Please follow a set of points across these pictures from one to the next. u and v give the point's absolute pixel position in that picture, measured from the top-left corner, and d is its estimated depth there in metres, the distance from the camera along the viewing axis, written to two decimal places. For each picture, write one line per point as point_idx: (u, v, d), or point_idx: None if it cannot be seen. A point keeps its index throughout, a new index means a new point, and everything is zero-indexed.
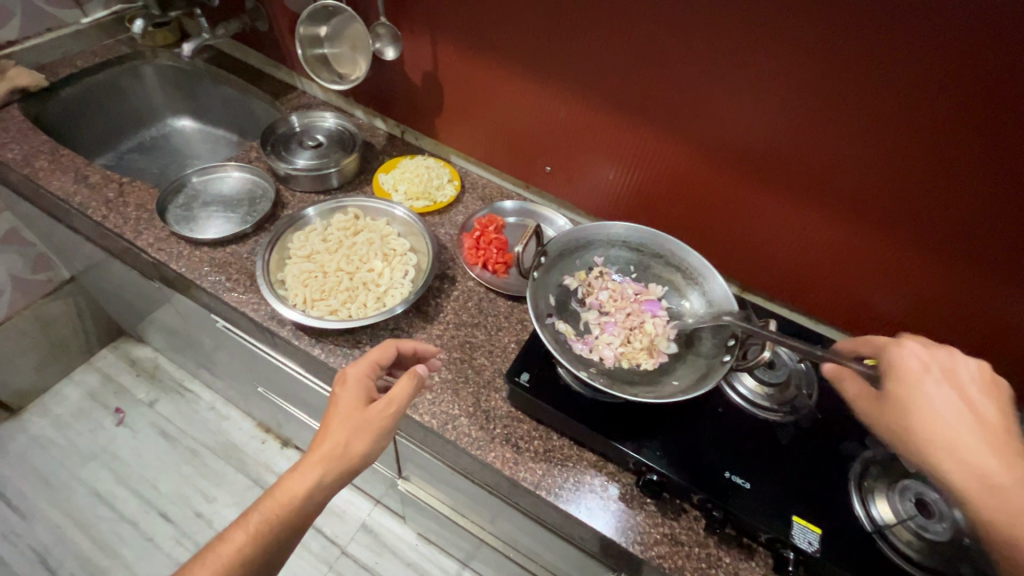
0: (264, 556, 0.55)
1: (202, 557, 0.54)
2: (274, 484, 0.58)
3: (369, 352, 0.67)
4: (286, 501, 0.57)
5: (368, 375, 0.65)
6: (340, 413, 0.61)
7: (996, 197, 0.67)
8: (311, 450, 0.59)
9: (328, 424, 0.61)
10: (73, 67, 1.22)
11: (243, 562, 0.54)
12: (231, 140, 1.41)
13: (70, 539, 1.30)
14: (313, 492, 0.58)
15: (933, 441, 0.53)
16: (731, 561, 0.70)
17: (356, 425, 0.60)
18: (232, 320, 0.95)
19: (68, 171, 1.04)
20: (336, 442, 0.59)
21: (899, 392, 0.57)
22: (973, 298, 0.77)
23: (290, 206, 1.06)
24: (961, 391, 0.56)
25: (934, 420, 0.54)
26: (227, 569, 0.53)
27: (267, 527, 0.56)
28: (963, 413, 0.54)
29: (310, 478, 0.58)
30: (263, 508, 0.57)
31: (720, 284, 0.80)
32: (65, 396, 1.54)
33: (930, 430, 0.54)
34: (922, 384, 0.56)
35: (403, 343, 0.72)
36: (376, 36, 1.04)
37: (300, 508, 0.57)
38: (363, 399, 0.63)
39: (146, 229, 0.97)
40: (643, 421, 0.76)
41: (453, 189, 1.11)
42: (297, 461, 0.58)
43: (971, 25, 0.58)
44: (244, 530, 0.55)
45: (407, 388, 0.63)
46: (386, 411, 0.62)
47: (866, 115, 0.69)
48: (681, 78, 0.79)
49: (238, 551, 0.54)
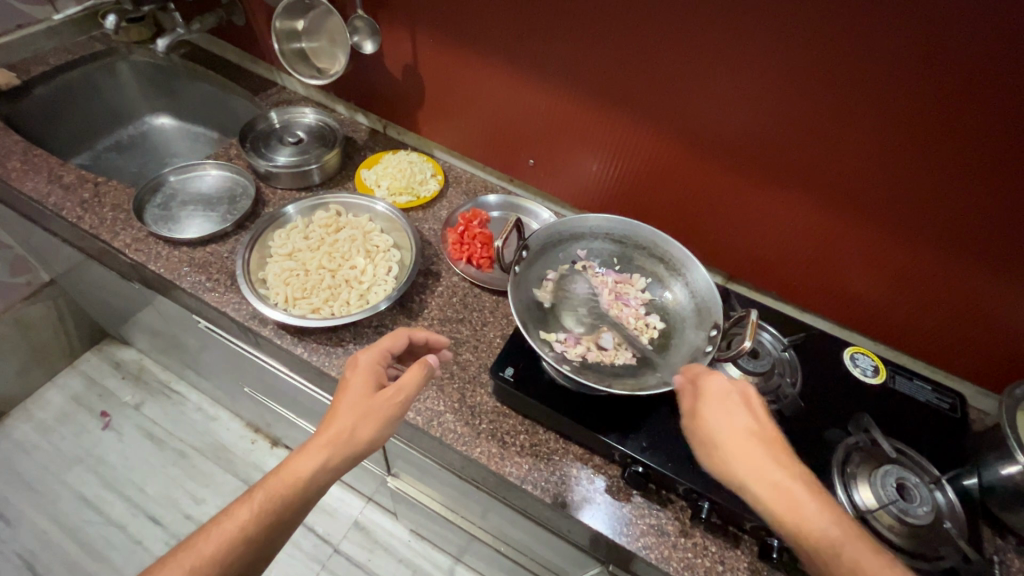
0: (267, 535, 0.55)
1: (208, 531, 0.55)
2: (280, 464, 0.58)
3: (380, 340, 0.67)
4: (291, 483, 0.56)
5: (379, 362, 0.65)
6: (349, 397, 0.61)
7: (977, 186, 0.67)
8: (318, 433, 0.59)
9: (336, 408, 0.61)
10: (45, 65, 1.19)
11: (245, 540, 0.54)
12: (211, 138, 1.39)
13: (58, 544, 1.29)
14: (317, 475, 0.57)
15: (734, 465, 0.56)
16: (717, 549, 0.70)
17: (364, 410, 0.60)
18: (214, 321, 0.94)
19: (42, 171, 1.02)
20: (343, 426, 0.59)
21: (701, 415, 0.60)
22: (952, 286, 0.78)
23: (272, 204, 1.04)
24: (749, 414, 0.60)
25: (724, 444, 0.57)
26: (231, 545, 0.54)
27: (270, 508, 0.55)
28: (753, 433, 0.58)
29: (316, 461, 0.57)
30: (268, 488, 0.56)
31: (702, 274, 0.80)
32: (48, 401, 1.52)
33: (728, 457, 0.56)
34: (717, 409, 0.60)
35: (415, 333, 0.72)
36: (354, 29, 1.02)
37: (305, 491, 0.57)
38: (373, 385, 0.63)
39: (123, 230, 0.95)
40: (628, 413, 0.76)
41: (437, 184, 1.10)
42: (305, 443, 0.58)
43: (954, 14, 0.58)
44: (249, 507, 0.55)
45: (417, 377, 0.63)
46: (394, 399, 0.61)
47: (850, 105, 0.69)
48: (666, 70, 0.78)
49: (241, 528, 0.54)
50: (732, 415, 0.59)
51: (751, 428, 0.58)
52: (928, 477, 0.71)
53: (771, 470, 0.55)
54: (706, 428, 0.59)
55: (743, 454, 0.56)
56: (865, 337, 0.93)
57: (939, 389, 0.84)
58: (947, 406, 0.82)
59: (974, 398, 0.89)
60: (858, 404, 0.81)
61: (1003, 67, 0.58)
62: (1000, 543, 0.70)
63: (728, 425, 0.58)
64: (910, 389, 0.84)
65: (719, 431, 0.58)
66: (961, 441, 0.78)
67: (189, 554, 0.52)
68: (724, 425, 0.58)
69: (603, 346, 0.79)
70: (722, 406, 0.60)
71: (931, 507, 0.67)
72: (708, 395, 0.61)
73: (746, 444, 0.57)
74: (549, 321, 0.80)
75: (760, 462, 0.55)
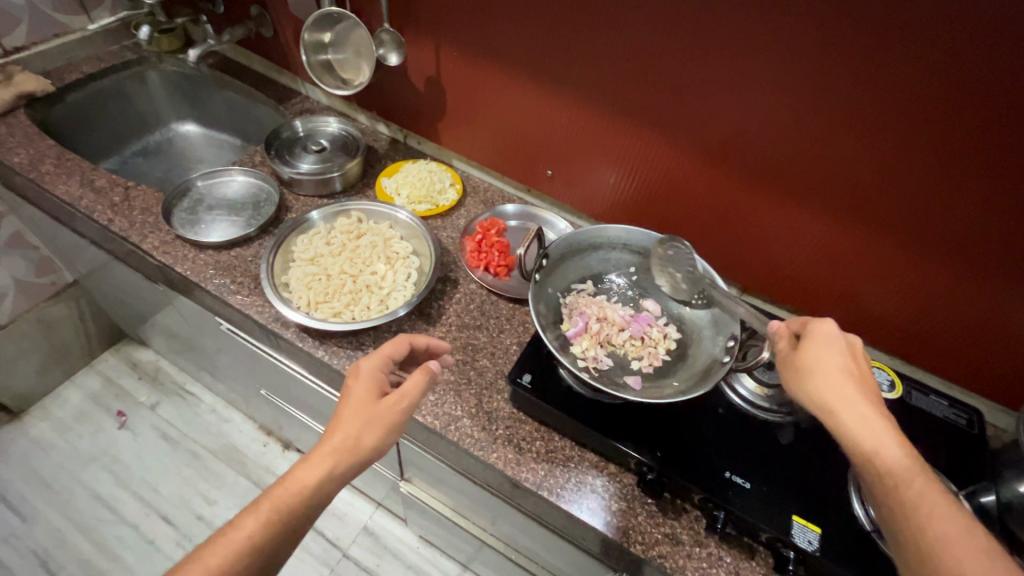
0: (274, 544, 0.56)
1: (213, 543, 0.55)
2: (284, 474, 0.59)
3: (382, 347, 0.68)
4: (298, 490, 0.57)
5: (380, 369, 0.66)
6: (351, 406, 0.62)
7: (994, 198, 0.68)
8: (322, 441, 0.60)
9: (339, 416, 0.62)
10: (78, 72, 1.23)
11: (254, 550, 0.55)
12: (235, 144, 1.42)
13: (71, 542, 1.30)
14: (323, 483, 0.58)
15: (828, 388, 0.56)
16: (732, 560, 0.70)
17: (367, 417, 0.61)
18: (236, 323, 0.96)
19: (75, 175, 1.05)
20: (347, 434, 0.60)
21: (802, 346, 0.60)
22: (967, 299, 0.78)
23: (294, 210, 1.07)
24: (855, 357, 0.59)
25: (825, 372, 0.57)
26: (239, 555, 0.54)
27: (277, 516, 0.56)
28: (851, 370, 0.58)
29: (321, 469, 0.58)
30: (274, 497, 0.57)
31: (719, 285, 0.81)
32: (66, 399, 1.54)
33: (827, 381, 0.56)
34: (826, 343, 0.60)
35: (416, 338, 0.73)
36: (380, 42, 1.05)
37: (310, 499, 0.58)
38: (375, 393, 0.64)
39: (151, 233, 0.98)
40: (644, 421, 0.76)
41: (455, 193, 1.12)
42: (310, 451, 0.59)
43: (976, 32, 0.59)
44: (254, 517, 0.56)
45: (419, 383, 0.64)
46: (398, 405, 0.62)
47: (870, 119, 0.70)
48: (688, 83, 0.80)
49: (248, 538, 0.55)
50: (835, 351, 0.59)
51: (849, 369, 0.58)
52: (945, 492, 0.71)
53: (860, 405, 0.55)
54: (805, 357, 0.59)
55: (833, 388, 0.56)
56: (879, 351, 0.93)
57: (955, 404, 0.85)
58: (964, 422, 0.82)
59: (991, 416, 0.88)
60: None
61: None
62: None
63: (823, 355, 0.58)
64: (925, 404, 0.84)
65: (816, 364, 0.58)
66: (978, 457, 0.78)
67: (196, 566, 0.53)
68: (822, 357, 0.58)
69: (625, 361, 0.80)
70: (823, 339, 0.60)
71: None
72: (816, 331, 0.61)
73: (837, 373, 0.57)
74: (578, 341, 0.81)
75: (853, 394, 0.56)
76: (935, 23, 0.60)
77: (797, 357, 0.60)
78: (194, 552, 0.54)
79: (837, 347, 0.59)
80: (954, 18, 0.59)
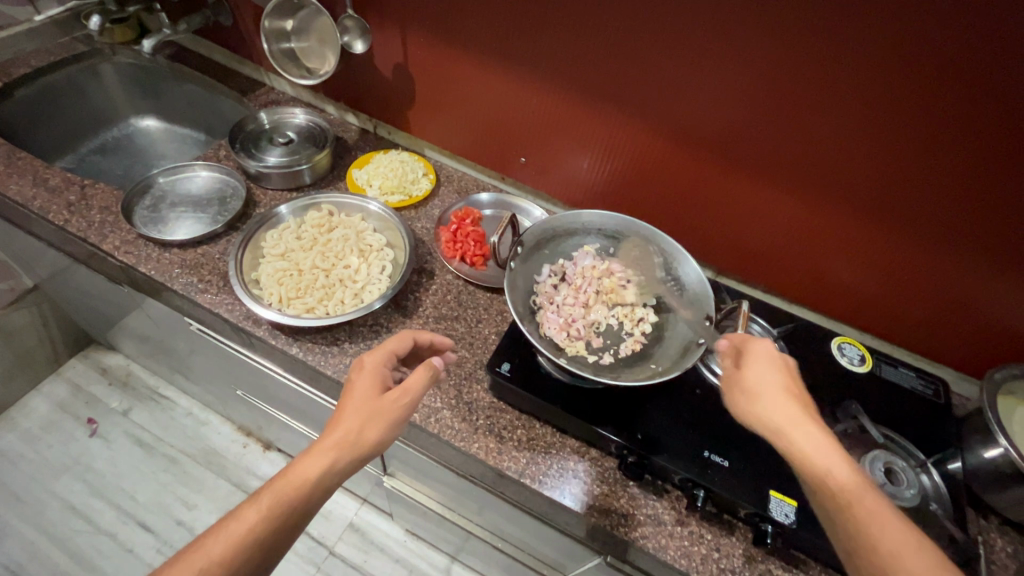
0: (276, 535, 0.55)
1: (215, 533, 0.54)
2: (288, 465, 0.57)
3: (386, 341, 0.67)
4: (300, 483, 0.56)
5: (383, 364, 0.65)
6: (355, 399, 0.61)
7: (957, 173, 0.69)
8: (325, 433, 0.59)
9: (343, 409, 0.61)
10: (26, 67, 1.17)
11: (255, 541, 0.54)
12: (198, 139, 1.38)
13: (45, 554, 1.26)
14: (325, 477, 0.57)
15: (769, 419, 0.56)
16: (713, 537, 0.71)
17: (371, 411, 0.60)
18: (206, 323, 0.94)
19: (27, 174, 1.00)
20: (350, 427, 0.59)
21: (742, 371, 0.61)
22: (933, 272, 0.80)
23: (262, 205, 1.04)
24: (789, 379, 0.60)
25: (764, 396, 0.58)
26: (240, 547, 0.53)
27: (279, 508, 0.55)
28: (789, 392, 0.58)
29: (323, 462, 0.57)
30: (276, 489, 0.56)
31: (694, 267, 0.82)
32: (33, 409, 1.49)
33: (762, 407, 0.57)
34: (763, 366, 0.60)
35: (420, 334, 0.72)
36: (345, 29, 1.02)
37: (312, 492, 0.56)
38: (379, 387, 0.63)
39: (111, 232, 0.94)
40: (624, 404, 0.77)
41: (428, 182, 1.10)
42: (313, 443, 0.58)
43: (949, 16, 0.59)
44: (256, 508, 0.55)
45: (423, 379, 0.63)
46: (401, 400, 0.61)
47: (842, 101, 0.70)
48: (661, 66, 0.79)
49: (251, 530, 0.54)
50: (767, 370, 0.60)
51: (784, 386, 0.59)
52: (914, 461, 0.74)
53: (807, 430, 0.55)
54: (744, 378, 0.60)
55: (776, 407, 0.57)
56: (850, 328, 0.95)
57: (924, 376, 0.87)
58: (931, 392, 0.85)
59: (958, 385, 0.91)
60: (845, 393, 0.83)
61: (995, 66, 0.60)
62: (983, 524, 0.74)
63: (760, 377, 0.59)
64: (895, 376, 0.87)
65: (755, 384, 0.59)
66: (945, 425, 0.80)
67: (199, 555, 0.52)
68: (756, 377, 0.60)
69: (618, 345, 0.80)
70: (758, 360, 0.61)
71: (918, 489, 0.70)
72: (753, 350, 0.62)
73: (774, 397, 0.57)
74: (556, 332, 0.79)
75: (794, 420, 0.56)
76: (908, 9, 0.61)
77: (738, 379, 0.61)
78: (195, 539, 0.53)
79: (766, 367, 0.60)
80: (930, 4, 0.59)
